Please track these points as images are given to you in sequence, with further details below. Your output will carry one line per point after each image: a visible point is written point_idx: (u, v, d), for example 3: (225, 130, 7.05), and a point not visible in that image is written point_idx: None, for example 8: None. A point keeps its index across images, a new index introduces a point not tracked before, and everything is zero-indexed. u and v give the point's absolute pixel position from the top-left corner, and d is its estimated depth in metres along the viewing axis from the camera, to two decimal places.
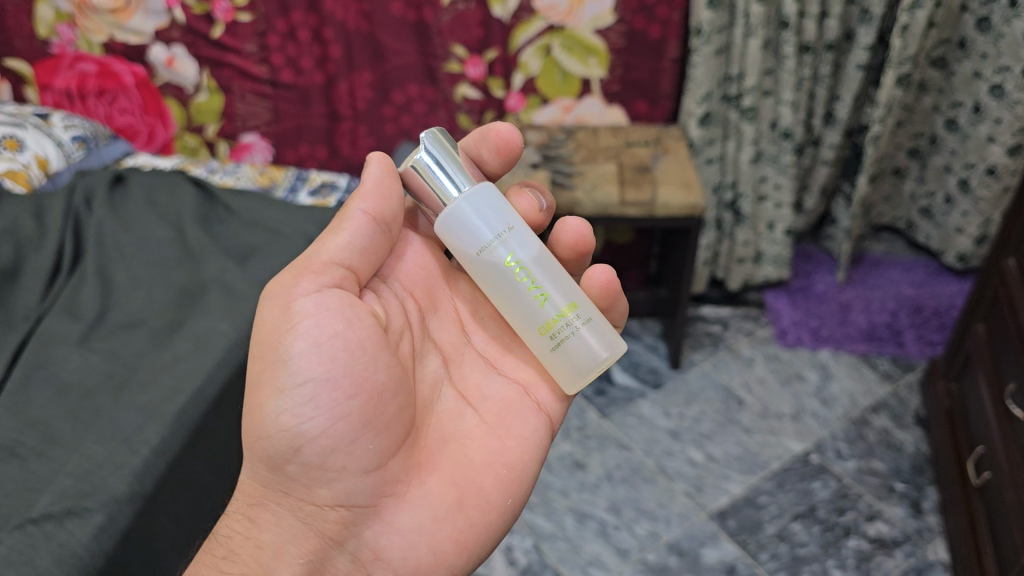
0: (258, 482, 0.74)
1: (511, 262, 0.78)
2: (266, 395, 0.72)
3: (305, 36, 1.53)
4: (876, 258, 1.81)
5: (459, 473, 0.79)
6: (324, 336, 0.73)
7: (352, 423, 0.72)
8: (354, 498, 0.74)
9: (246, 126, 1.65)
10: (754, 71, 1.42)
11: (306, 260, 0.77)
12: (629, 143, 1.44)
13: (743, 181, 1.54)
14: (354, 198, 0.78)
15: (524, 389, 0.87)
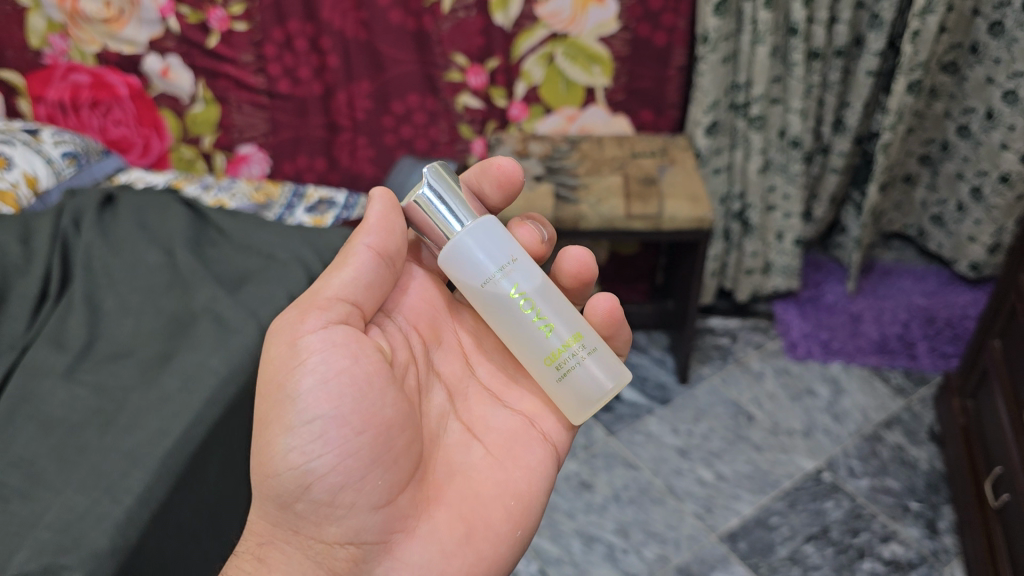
0: (265, 522, 0.73)
1: (515, 293, 0.77)
2: (274, 433, 0.70)
3: (303, 46, 1.50)
4: (888, 267, 1.77)
5: (468, 506, 0.77)
6: (330, 371, 0.72)
7: (360, 458, 0.71)
8: (363, 535, 0.71)
9: (243, 137, 1.61)
10: (762, 79, 1.38)
11: (311, 297, 0.77)
12: (634, 153, 1.40)
13: (752, 191, 1.50)
14: (358, 233, 0.80)
15: (529, 421, 0.86)
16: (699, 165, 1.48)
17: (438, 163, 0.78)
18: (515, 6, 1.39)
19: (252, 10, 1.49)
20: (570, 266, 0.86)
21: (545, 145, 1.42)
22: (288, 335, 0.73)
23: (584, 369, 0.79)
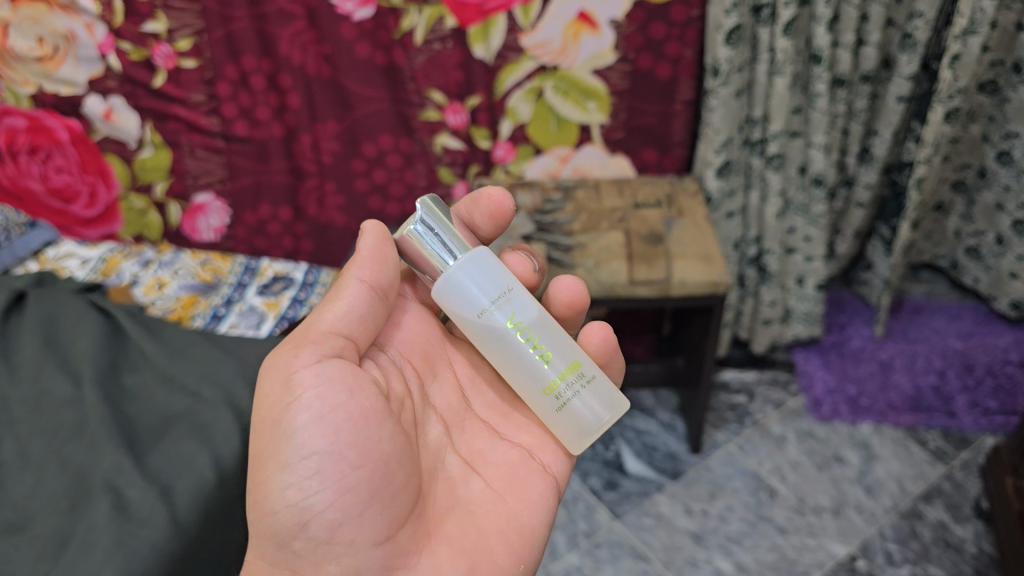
0: (262, 560, 0.70)
1: (512, 323, 0.73)
2: (270, 470, 0.67)
3: (259, 84, 1.34)
4: (918, 304, 1.59)
5: (472, 539, 0.74)
6: (327, 405, 0.68)
7: (360, 493, 0.67)
8: (363, 575, 0.68)
9: (198, 185, 1.44)
10: (781, 114, 1.22)
11: (303, 328, 0.74)
12: (636, 203, 1.23)
13: (769, 237, 1.33)
14: (350, 268, 0.76)
15: (528, 452, 0.82)
16: (709, 210, 1.31)
17: (431, 198, 0.74)
18: (497, 38, 1.23)
19: (202, 45, 1.33)
20: (565, 294, 0.82)
21: (537, 195, 1.25)
22: (282, 371, 0.70)
23: (583, 401, 0.75)
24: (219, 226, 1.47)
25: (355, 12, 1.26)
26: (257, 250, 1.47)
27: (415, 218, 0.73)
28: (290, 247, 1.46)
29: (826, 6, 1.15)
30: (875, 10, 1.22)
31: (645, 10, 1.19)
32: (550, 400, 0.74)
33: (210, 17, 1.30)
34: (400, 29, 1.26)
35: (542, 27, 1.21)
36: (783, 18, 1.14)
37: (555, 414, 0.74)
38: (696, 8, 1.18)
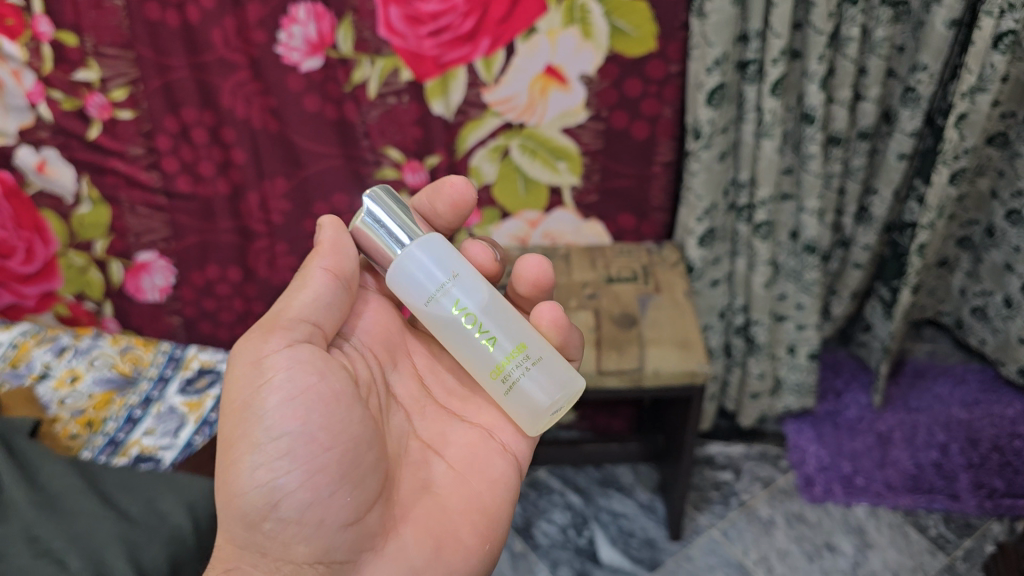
0: (232, 550, 0.68)
1: (456, 310, 0.72)
2: (240, 453, 0.67)
3: (202, 137, 1.23)
4: (921, 368, 1.47)
5: (436, 523, 0.73)
6: (298, 388, 0.68)
7: (331, 474, 0.67)
8: (333, 555, 0.67)
9: (140, 242, 1.33)
10: (769, 179, 1.11)
11: (270, 317, 0.71)
12: (609, 277, 1.12)
13: (757, 307, 1.22)
14: (312, 257, 0.74)
15: (488, 433, 0.81)
16: (691, 280, 1.19)
17: (385, 188, 0.73)
18: (458, 92, 1.13)
19: (139, 96, 1.22)
20: (530, 273, 0.80)
21: None
22: (251, 357, 0.69)
23: (531, 381, 0.72)
24: (164, 287, 1.35)
25: (302, 62, 1.15)
26: (205, 312, 1.36)
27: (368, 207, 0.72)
28: (240, 309, 1.35)
29: (819, 62, 1.05)
30: (873, 64, 1.11)
31: (619, 65, 1.08)
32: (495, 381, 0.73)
33: (146, 66, 1.19)
34: (352, 83, 1.15)
35: (506, 80, 1.11)
36: (770, 77, 1.03)
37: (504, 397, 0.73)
38: (674, 64, 1.07)
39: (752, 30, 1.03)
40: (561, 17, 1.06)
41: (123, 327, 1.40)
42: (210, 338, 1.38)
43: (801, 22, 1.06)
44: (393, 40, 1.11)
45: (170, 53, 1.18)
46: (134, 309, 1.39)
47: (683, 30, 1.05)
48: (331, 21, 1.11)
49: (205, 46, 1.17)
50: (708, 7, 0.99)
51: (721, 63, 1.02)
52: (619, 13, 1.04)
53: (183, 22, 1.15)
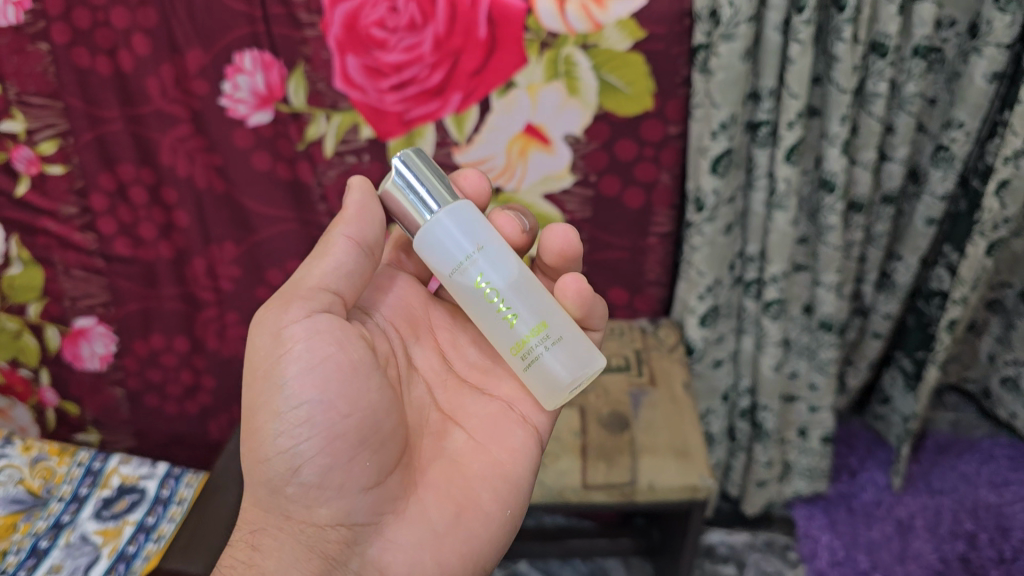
0: (254, 512, 0.63)
1: (478, 285, 0.63)
2: (261, 419, 0.62)
3: (141, 197, 1.10)
4: (944, 442, 1.32)
5: (457, 489, 0.67)
6: (319, 357, 0.61)
7: (350, 440, 0.62)
8: (354, 517, 0.62)
9: (76, 306, 1.19)
10: (782, 254, 0.97)
11: (290, 286, 0.65)
12: (598, 366, 0.98)
13: (765, 391, 1.08)
14: (336, 224, 0.65)
15: (508, 405, 0.73)
16: (691, 361, 1.05)
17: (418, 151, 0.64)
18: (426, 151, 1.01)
19: (71, 149, 1.09)
20: (555, 245, 0.69)
21: None
22: (272, 320, 0.63)
23: (555, 360, 0.65)
24: (105, 356, 1.21)
25: (248, 116, 1.02)
26: (150, 384, 1.22)
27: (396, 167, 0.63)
28: (189, 381, 1.21)
29: (842, 124, 0.91)
30: (902, 122, 0.97)
31: (609, 125, 0.94)
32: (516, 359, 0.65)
33: (76, 117, 1.06)
34: (306, 139, 1.02)
35: (481, 140, 0.98)
36: (785, 142, 0.90)
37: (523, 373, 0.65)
38: (674, 125, 0.93)
39: (765, 89, 0.89)
40: (542, 71, 0.92)
41: (63, 397, 1.26)
42: (157, 412, 1.24)
43: (821, 76, 0.93)
44: (353, 94, 0.98)
45: (103, 103, 1.05)
46: (73, 379, 1.24)
47: (684, 87, 0.91)
48: (280, 71, 0.98)
49: (141, 98, 1.04)
50: (714, 63, 0.86)
51: (728, 127, 0.88)
52: (609, 67, 0.91)
53: (115, 70, 1.03)
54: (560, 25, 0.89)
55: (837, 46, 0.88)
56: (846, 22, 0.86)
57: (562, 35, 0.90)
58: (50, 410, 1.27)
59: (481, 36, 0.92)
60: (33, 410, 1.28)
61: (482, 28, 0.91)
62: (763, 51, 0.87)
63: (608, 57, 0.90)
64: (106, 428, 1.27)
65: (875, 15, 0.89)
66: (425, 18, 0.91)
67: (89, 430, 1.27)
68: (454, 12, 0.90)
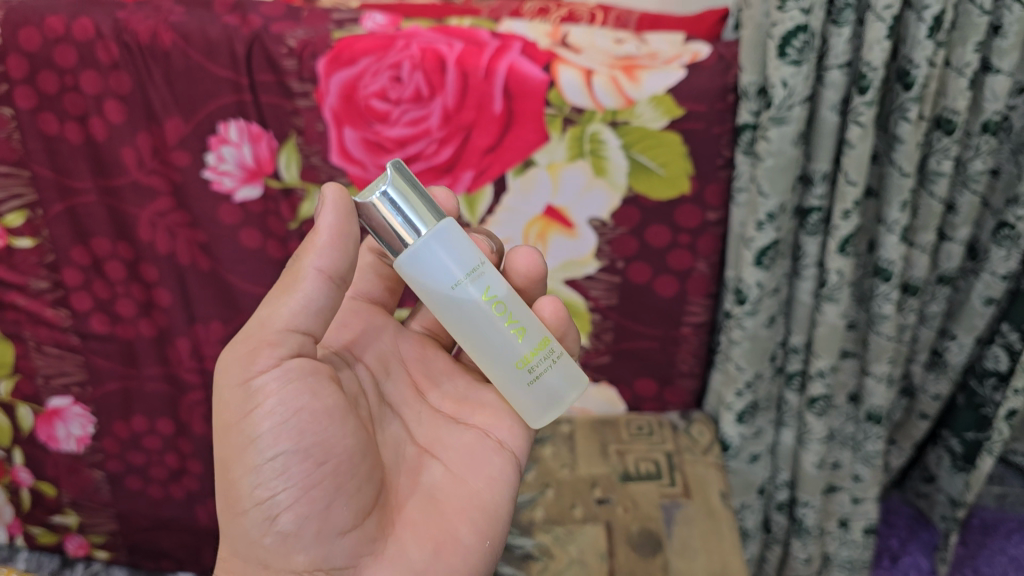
0: (226, 567, 0.56)
1: (486, 298, 0.57)
2: (234, 470, 0.54)
3: (118, 272, 0.99)
4: (990, 520, 1.17)
5: (436, 524, 0.60)
6: (292, 405, 0.54)
7: (327, 486, 0.55)
8: (333, 563, 0.55)
9: (50, 385, 1.07)
10: (830, 348, 0.87)
11: (253, 327, 0.56)
12: (625, 473, 0.88)
13: (807, 487, 0.97)
14: (304, 255, 0.55)
15: (484, 432, 0.66)
16: (726, 457, 0.95)
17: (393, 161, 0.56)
18: None
19: (40, 222, 0.97)
20: (522, 266, 0.66)
21: None
22: (234, 364, 0.55)
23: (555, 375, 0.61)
24: (84, 438, 1.10)
25: (235, 190, 0.92)
26: (132, 467, 1.11)
27: (380, 182, 0.55)
28: (174, 465, 1.11)
29: (902, 210, 0.81)
30: (965, 201, 0.87)
31: (640, 208, 0.84)
32: (523, 376, 0.59)
33: (45, 187, 0.95)
34: (299, 218, 0.93)
35: (494, 223, 0.87)
36: (839, 232, 0.79)
37: (528, 391, 0.60)
38: (714, 212, 0.83)
39: (817, 173, 0.79)
40: (565, 150, 0.82)
41: (39, 476, 1.12)
42: (140, 496, 1.13)
43: (879, 154, 0.83)
44: (350, 169, 0.87)
45: (74, 173, 0.94)
46: (48, 460, 1.11)
47: (725, 169, 0.81)
48: (270, 143, 0.89)
49: (116, 168, 0.94)
50: (763, 148, 0.75)
51: (777, 216, 0.78)
52: (641, 147, 0.81)
53: (86, 138, 0.92)
54: (587, 101, 0.79)
55: (899, 125, 0.78)
56: (912, 100, 0.76)
57: (589, 111, 0.80)
58: (25, 491, 1.13)
59: (496, 110, 0.81)
60: (7, 490, 1.13)
61: (497, 102, 0.81)
62: (817, 132, 0.77)
63: (641, 135, 0.80)
64: (86, 509, 1.14)
65: (941, 88, 0.79)
66: (433, 89, 0.81)
67: (66, 512, 1.14)
68: (466, 83, 0.80)
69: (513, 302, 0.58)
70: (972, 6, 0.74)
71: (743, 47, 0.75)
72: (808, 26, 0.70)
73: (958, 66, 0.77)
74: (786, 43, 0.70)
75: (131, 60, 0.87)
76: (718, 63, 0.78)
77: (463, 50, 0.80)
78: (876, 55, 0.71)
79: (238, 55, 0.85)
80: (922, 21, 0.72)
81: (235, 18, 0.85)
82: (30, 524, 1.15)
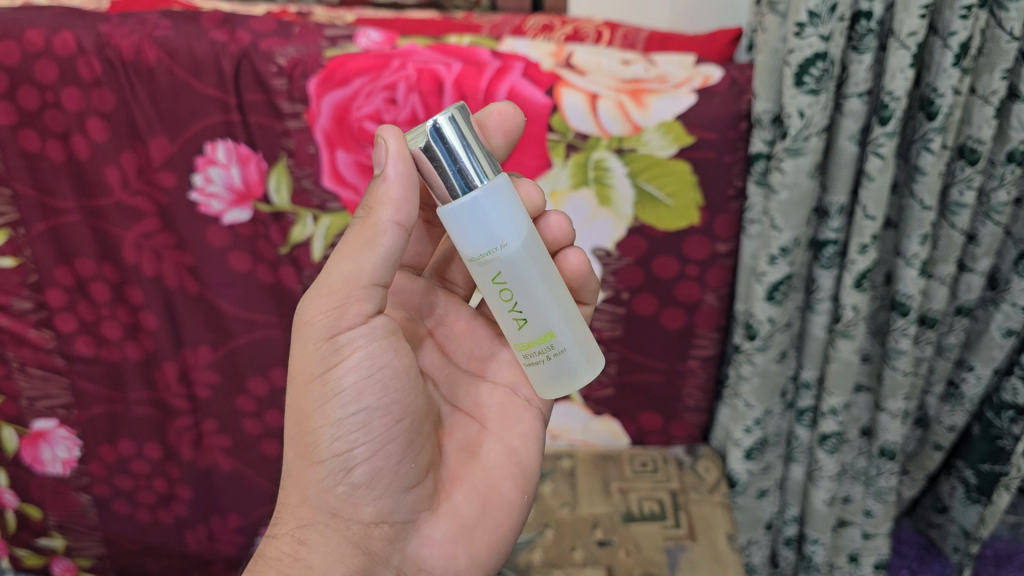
0: (297, 510, 0.57)
1: (493, 282, 0.55)
2: (314, 419, 0.56)
3: (104, 294, 0.96)
4: (1004, 552, 1.13)
5: (483, 479, 0.63)
6: (377, 363, 0.56)
7: (400, 443, 0.58)
8: (396, 514, 0.59)
9: (35, 407, 1.03)
10: (843, 385, 0.83)
11: (333, 276, 0.54)
12: (628, 514, 0.85)
13: (816, 525, 0.93)
14: (379, 207, 0.53)
15: (512, 390, 0.67)
16: (733, 494, 0.91)
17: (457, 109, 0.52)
18: None
19: (22, 241, 0.93)
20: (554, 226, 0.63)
21: None
22: (321, 315, 0.55)
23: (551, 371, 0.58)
24: (68, 461, 1.06)
25: (223, 213, 0.89)
26: (119, 491, 1.07)
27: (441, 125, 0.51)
28: (163, 490, 1.07)
29: (922, 243, 0.77)
30: (987, 233, 0.82)
31: (646, 239, 0.80)
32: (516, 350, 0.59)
33: (26, 207, 0.91)
34: (290, 242, 0.89)
35: None
36: (856, 267, 0.75)
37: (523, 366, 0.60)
38: (724, 243, 0.79)
39: (833, 206, 0.75)
40: (568, 178, 0.78)
41: (24, 499, 1.09)
42: (128, 520, 1.09)
43: (900, 184, 0.78)
44: (343, 193, 0.85)
45: (57, 192, 0.90)
46: (33, 482, 1.08)
47: (737, 200, 0.77)
48: (259, 164, 0.85)
49: (100, 187, 0.90)
50: (777, 180, 0.71)
51: (790, 251, 0.74)
52: (647, 175, 0.77)
53: (69, 156, 0.88)
54: (592, 127, 0.75)
55: (922, 155, 0.73)
56: (935, 130, 0.71)
57: (594, 137, 0.76)
58: (9, 512, 1.10)
59: None
60: None
61: None
62: (834, 162, 0.73)
63: (648, 164, 0.76)
64: (71, 533, 1.10)
65: (965, 116, 0.75)
66: (430, 112, 0.77)
67: (53, 534, 1.11)
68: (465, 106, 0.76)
69: (519, 294, 0.55)
70: (1002, 32, 0.69)
71: (757, 72, 0.71)
72: (827, 54, 0.65)
73: (984, 93, 0.73)
74: (803, 71, 0.66)
75: (114, 76, 0.83)
76: (731, 88, 0.74)
77: (462, 71, 0.76)
78: (899, 84, 0.67)
79: (226, 73, 0.81)
80: (948, 48, 0.68)
81: (223, 33, 0.81)
82: (15, 545, 1.12)
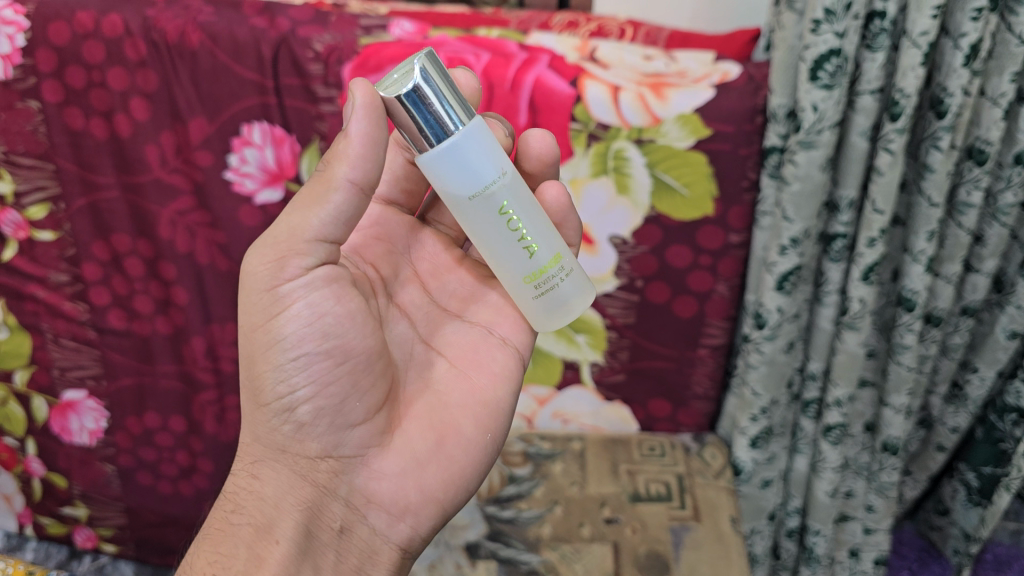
0: (251, 448, 0.60)
1: (501, 213, 0.57)
2: (259, 363, 0.57)
3: (138, 269, 0.99)
4: (1005, 557, 1.13)
5: (440, 416, 0.62)
6: (319, 311, 0.56)
7: (344, 382, 0.58)
8: (343, 449, 0.59)
9: (65, 377, 1.07)
10: (849, 377, 0.85)
11: (279, 230, 0.55)
12: (635, 494, 0.87)
13: (817, 516, 0.96)
14: (336, 163, 0.53)
15: (487, 330, 0.67)
16: (738, 482, 0.94)
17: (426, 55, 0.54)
18: None
19: (62, 215, 0.97)
20: (537, 150, 0.66)
21: (497, 471, 0.90)
22: (261, 268, 0.55)
23: (567, 289, 0.62)
24: (92, 432, 1.09)
25: (257, 192, 0.93)
26: (143, 462, 1.11)
27: (409, 79, 0.52)
28: (185, 463, 1.10)
29: (929, 240, 0.80)
30: (994, 234, 0.85)
31: (661, 228, 0.83)
32: (528, 288, 0.61)
33: (68, 182, 0.95)
34: None
35: None
36: (864, 260, 0.78)
37: (533, 301, 0.61)
38: (736, 234, 0.83)
39: (844, 200, 0.78)
40: (588, 167, 0.82)
41: (50, 468, 1.12)
42: (150, 491, 1.12)
43: (908, 182, 0.81)
44: None
45: (98, 168, 0.94)
46: (59, 452, 1.11)
47: (751, 192, 0.81)
48: (293, 146, 0.90)
49: (139, 165, 0.94)
50: (790, 172, 0.75)
51: (800, 242, 0.77)
52: (665, 166, 0.80)
53: (111, 134, 0.92)
54: (613, 117, 0.79)
55: (930, 153, 0.76)
56: (945, 129, 0.74)
57: (614, 127, 0.79)
58: (36, 481, 1.13)
59: (520, 124, 0.80)
60: (18, 479, 1.14)
61: (522, 115, 0.80)
62: (846, 157, 0.76)
63: (666, 154, 0.80)
64: (95, 503, 1.14)
65: (974, 117, 0.78)
66: None
67: (77, 503, 1.14)
68: (491, 95, 0.79)
69: (527, 214, 0.58)
70: (1011, 35, 0.72)
71: (774, 68, 0.74)
72: (841, 50, 0.69)
73: (993, 96, 0.75)
74: (818, 66, 0.70)
75: (158, 57, 0.87)
76: (748, 84, 0.77)
77: (491, 61, 0.79)
78: (910, 81, 0.70)
79: (265, 56, 0.85)
80: (958, 49, 0.71)
81: (263, 20, 0.85)
82: (39, 514, 1.16)
